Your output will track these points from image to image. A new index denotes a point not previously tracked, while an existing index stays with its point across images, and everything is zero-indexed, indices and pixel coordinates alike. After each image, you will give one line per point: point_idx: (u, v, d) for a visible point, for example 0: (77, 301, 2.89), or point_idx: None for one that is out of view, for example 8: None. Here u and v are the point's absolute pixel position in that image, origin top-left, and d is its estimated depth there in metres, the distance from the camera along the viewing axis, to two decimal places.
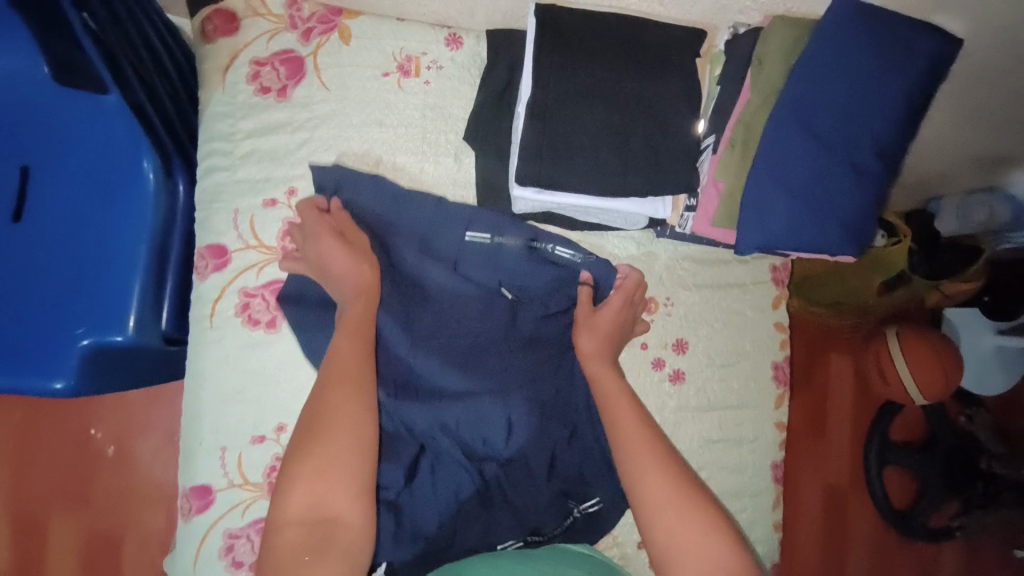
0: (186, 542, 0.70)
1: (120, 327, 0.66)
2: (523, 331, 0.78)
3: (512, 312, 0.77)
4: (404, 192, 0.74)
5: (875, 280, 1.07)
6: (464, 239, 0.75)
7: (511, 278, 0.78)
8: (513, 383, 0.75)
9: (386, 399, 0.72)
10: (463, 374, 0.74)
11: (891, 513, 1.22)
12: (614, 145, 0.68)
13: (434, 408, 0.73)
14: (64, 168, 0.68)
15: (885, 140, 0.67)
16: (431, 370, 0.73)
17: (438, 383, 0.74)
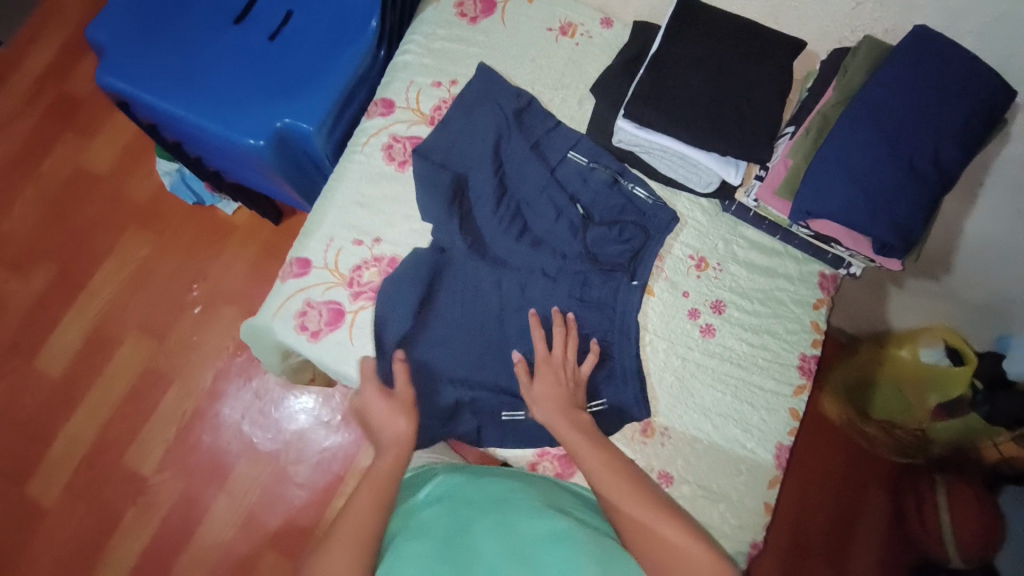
0: (276, 297, 0.86)
1: (309, 121, 0.90)
2: (587, 239, 0.90)
3: (583, 223, 0.90)
4: (533, 107, 0.94)
5: (930, 398, 1.35)
6: (566, 155, 0.93)
7: (591, 197, 0.92)
8: (565, 274, 0.88)
9: (462, 248, 0.86)
10: (530, 252, 0.88)
11: None
12: (709, 106, 0.85)
13: (498, 268, 0.87)
14: (314, 18, 0.96)
15: (943, 153, 0.78)
16: (506, 239, 0.88)
17: (508, 251, 0.88)
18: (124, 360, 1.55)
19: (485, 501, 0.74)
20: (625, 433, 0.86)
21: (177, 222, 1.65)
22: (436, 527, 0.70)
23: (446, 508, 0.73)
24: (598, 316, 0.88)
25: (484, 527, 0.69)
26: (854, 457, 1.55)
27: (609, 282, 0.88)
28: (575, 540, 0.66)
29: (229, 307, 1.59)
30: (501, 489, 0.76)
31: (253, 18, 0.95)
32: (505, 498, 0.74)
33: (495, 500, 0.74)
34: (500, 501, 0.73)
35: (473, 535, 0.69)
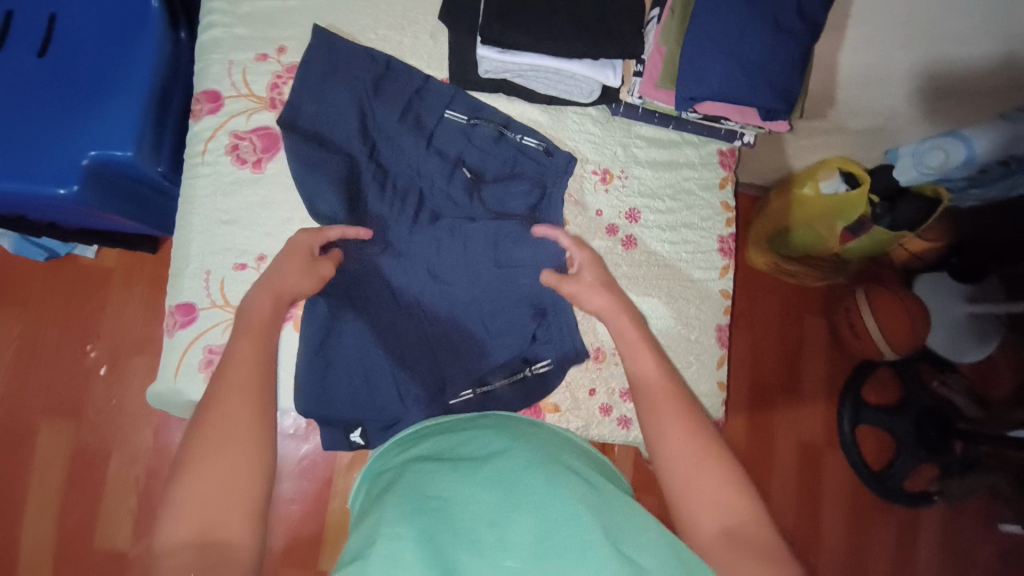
0: (170, 355, 0.77)
1: (122, 145, 0.75)
2: (489, 200, 0.84)
3: (479, 186, 0.84)
4: (392, 68, 0.83)
5: (837, 225, 1.37)
6: (443, 116, 0.83)
7: (477, 157, 0.85)
8: (478, 239, 0.83)
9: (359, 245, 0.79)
10: (433, 223, 0.83)
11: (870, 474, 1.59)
12: (567, 7, 0.78)
13: (405, 249, 0.82)
14: (80, 15, 0.79)
15: (806, 0, 0.76)
16: (404, 219, 0.82)
17: (404, 240, 0.81)
18: (48, 448, 1.40)
19: (476, 451, 0.60)
20: (606, 360, 0.87)
21: (41, 286, 1.44)
22: (413, 488, 0.55)
23: (434, 467, 0.58)
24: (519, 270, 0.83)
25: (472, 484, 0.54)
26: (787, 298, 1.70)
27: (528, 234, 0.83)
28: (582, 512, 0.51)
29: (139, 357, 1.45)
30: (500, 441, 0.60)
31: (12, 37, 0.77)
32: (497, 447, 0.59)
33: (485, 450, 0.59)
34: (492, 454, 0.59)
35: (456, 496, 0.54)
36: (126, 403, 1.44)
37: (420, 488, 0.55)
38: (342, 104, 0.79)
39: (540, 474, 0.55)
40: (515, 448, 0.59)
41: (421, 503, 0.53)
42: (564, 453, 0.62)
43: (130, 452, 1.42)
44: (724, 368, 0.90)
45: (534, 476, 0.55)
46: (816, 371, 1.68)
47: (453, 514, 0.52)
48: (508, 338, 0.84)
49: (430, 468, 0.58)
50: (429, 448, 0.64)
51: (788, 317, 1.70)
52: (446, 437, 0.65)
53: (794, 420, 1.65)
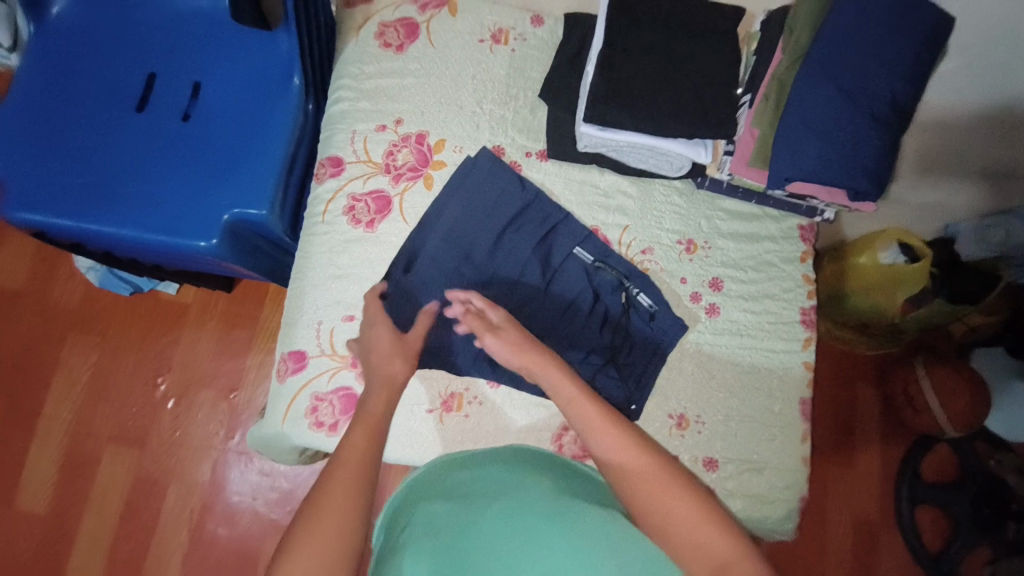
0: (279, 400, 0.81)
1: (258, 205, 0.82)
2: (594, 284, 0.88)
3: (587, 271, 0.88)
4: (505, 171, 0.89)
5: (898, 297, 1.38)
6: (554, 206, 0.89)
7: (585, 243, 0.89)
8: (575, 316, 0.87)
9: (444, 327, 0.84)
10: (545, 299, 0.87)
11: (926, 556, 1.52)
12: (668, 93, 0.84)
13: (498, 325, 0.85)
14: (224, 85, 0.87)
15: (899, 94, 0.80)
16: (504, 296, 0.86)
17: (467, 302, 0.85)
18: (109, 475, 1.44)
19: (494, 491, 0.64)
20: (691, 429, 0.87)
21: (122, 318, 1.51)
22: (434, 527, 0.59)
23: (453, 508, 0.61)
24: (595, 340, 0.87)
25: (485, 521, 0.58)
26: (841, 364, 1.68)
27: (631, 310, 0.88)
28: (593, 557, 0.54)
29: (205, 392, 1.49)
30: (524, 489, 0.64)
31: (157, 103, 0.85)
32: (519, 489, 0.63)
33: (508, 489, 0.63)
34: (510, 493, 0.62)
35: (473, 532, 0.57)
36: (187, 436, 1.48)
37: (436, 528, 0.59)
38: (464, 186, 0.87)
39: (564, 518, 0.59)
40: (537, 491, 0.64)
41: (438, 541, 0.56)
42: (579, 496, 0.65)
43: (186, 486, 1.45)
44: (808, 443, 0.90)
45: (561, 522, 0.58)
46: (871, 441, 1.63)
47: (469, 550, 0.55)
48: None
49: (444, 509, 0.61)
50: (453, 484, 0.67)
51: (841, 384, 1.67)
52: (454, 478, 0.68)
53: (850, 495, 1.60)
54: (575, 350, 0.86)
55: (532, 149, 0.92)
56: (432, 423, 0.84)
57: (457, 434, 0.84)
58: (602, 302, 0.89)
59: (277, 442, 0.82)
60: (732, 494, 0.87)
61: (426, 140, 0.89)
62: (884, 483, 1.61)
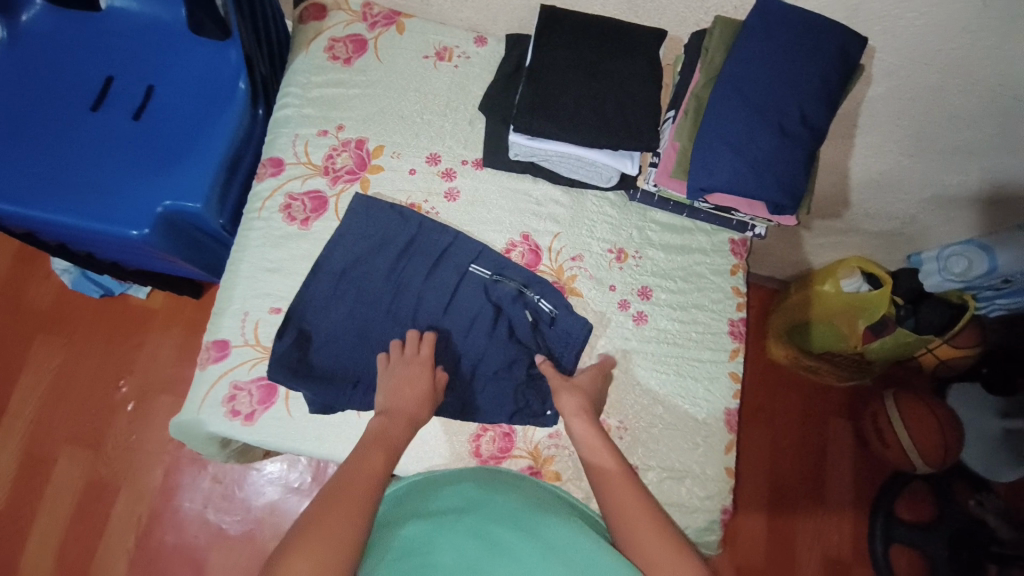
0: (199, 386, 0.82)
1: (194, 198, 0.86)
2: (492, 300, 0.89)
3: (486, 287, 0.89)
4: (403, 210, 0.91)
5: (859, 323, 1.36)
6: (453, 231, 0.91)
7: (483, 259, 0.90)
8: (478, 329, 0.88)
9: (353, 330, 0.85)
10: (445, 316, 0.87)
11: None
12: (591, 106, 0.88)
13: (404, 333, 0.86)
14: (176, 88, 0.93)
15: (808, 110, 0.83)
16: (408, 313, 0.87)
17: (376, 316, 0.86)
18: (62, 477, 1.43)
19: (461, 506, 0.67)
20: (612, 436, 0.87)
21: (89, 321, 1.54)
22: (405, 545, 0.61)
23: (422, 524, 0.64)
24: (506, 346, 0.88)
25: (446, 536, 0.62)
26: (810, 397, 1.65)
27: (540, 320, 0.89)
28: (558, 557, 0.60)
29: (165, 396, 1.50)
30: (486, 497, 0.69)
31: (110, 102, 0.91)
32: (482, 503, 0.68)
33: (470, 504, 0.67)
34: (475, 506, 0.67)
35: (438, 546, 0.60)
36: (143, 440, 1.48)
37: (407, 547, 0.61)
38: (374, 206, 0.90)
39: (528, 524, 0.65)
40: (502, 502, 0.68)
41: (406, 554, 0.60)
42: (539, 500, 0.72)
43: (136, 489, 1.44)
44: (732, 453, 0.89)
45: (519, 528, 0.64)
46: (842, 478, 1.58)
47: (434, 562, 0.59)
48: (497, 391, 0.86)
49: (412, 528, 0.64)
50: (420, 501, 0.70)
51: (810, 418, 1.63)
52: (423, 496, 0.71)
53: (819, 530, 1.54)
54: (485, 357, 0.87)
55: (468, 158, 0.96)
56: (351, 417, 0.84)
57: None
58: None
59: (194, 432, 0.82)
60: None
61: (365, 145, 0.94)
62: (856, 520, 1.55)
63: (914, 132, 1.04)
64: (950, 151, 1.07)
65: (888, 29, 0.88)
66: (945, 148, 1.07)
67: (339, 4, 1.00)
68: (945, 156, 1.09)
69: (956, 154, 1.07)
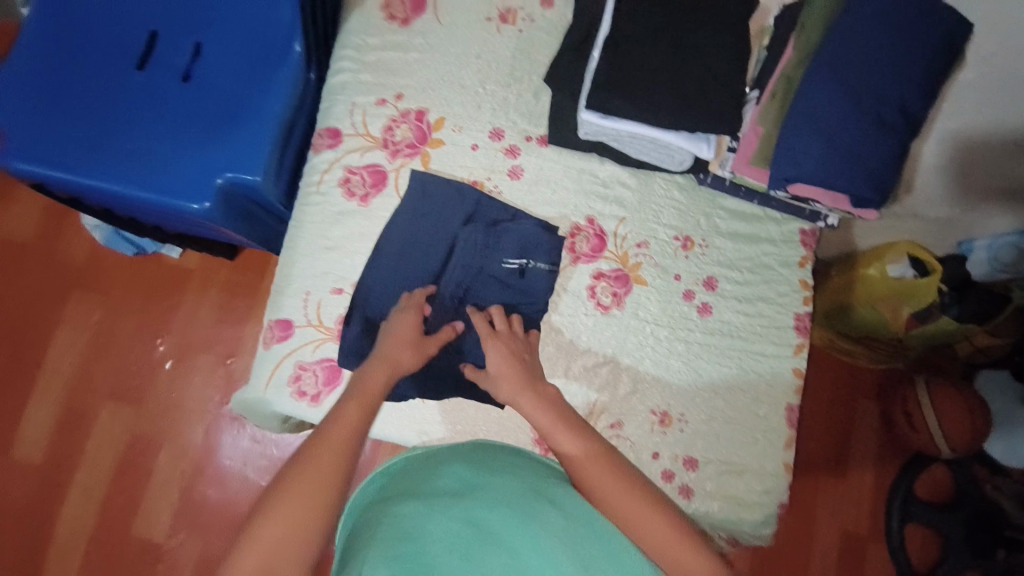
0: (263, 365, 0.81)
1: (252, 170, 0.82)
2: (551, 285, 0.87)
3: (545, 270, 0.87)
4: (465, 189, 0.87)
5: (903, 309, 1.34)
6: (514, 211, 0.88)
7: (546, 244, 0.87)
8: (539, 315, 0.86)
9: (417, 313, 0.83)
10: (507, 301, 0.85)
11: None
12: (671, 84, 0.82)
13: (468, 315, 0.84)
14: (225, 48, 0.87)
15: (908, 98, 0.77)
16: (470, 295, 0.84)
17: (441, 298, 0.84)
18: (104, 432, 1.47)
19: (457, 487, 0.62)
20: (674, 429, 0.86)
21: (124, 280, 1.53)
22: (391, 530, 0.55)
23: (412, 506, 0.58)
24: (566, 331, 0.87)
25: (444, 518, 0.56)
26: (842, 379, 1.64)
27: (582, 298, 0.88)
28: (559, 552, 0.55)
29: (202, 356, 1.51)
30: (481, 476, 0.64)
31: (159, 62, 0.85)
32: (481, 484, 0.62)
33: (468, 487, 0.61)
34: (471, 487, 0.61)
35: (428, 531, 0.54)
36: (182, 398, 1.50)
37: (394, 531, 0.55)
38: (437, 185, 0.86)
39: (527, 509, 0.59)
40: (499, 483, 0.63)
41: (393, 540, 0.53)
42: (536, 478, 0.66)
43: (179, 445, 1.47)
44: (792, 449, 0.89)
45: (519, 511, 0.59)
46: (866, 458, 1.59)
47: (426, 553, 0.52)
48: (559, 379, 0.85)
49: (406, 508, 0.58)
50: (414, 481, 0.64)
51: (840, 399, 1.62)
52: (418, 475, 0.65)
53: (839, 504, 1.56)
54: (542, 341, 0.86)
55: (533, 134, 0.91)
56: (416, 403, 0.85)
57: (438, 414, 0.85)
58: (592, 289, 0.88)
59: (259, 409, 0.82)
60: (708, 494, 0.86)
61: (426, 117, 0.89)
62: (874, 497, 1.56)
63: (1001, 118, 0.98)
64: None
65: None
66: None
67: None
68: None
69: None
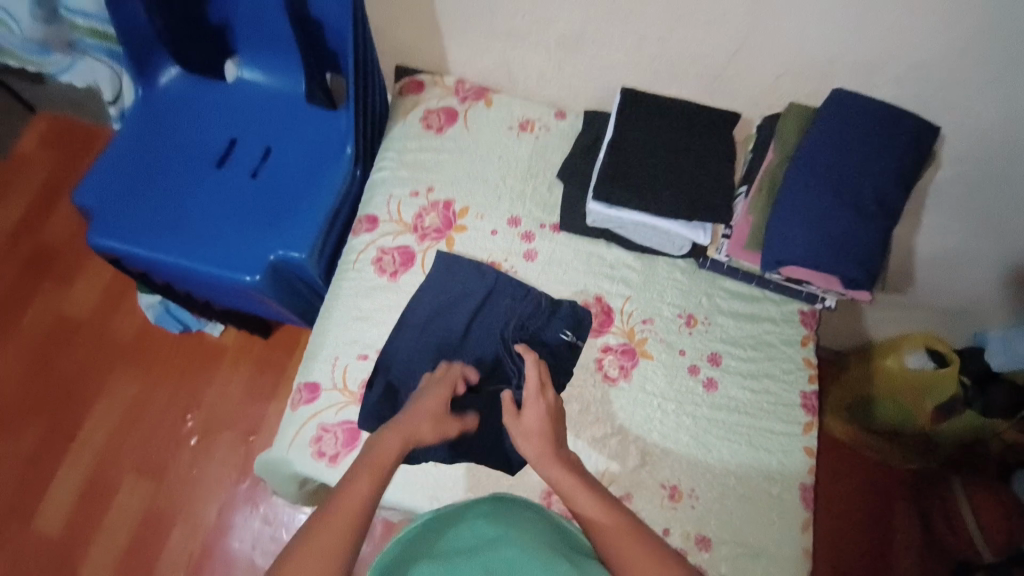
0: (289, 426, 0.87)
1: (300, 250, 0.94)
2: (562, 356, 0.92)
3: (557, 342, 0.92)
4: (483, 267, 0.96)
5: (927, 403, 1.32)
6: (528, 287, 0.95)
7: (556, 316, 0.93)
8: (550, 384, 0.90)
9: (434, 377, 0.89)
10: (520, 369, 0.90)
11: None
12: (668, 180, 0.94)
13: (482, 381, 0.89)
14: (289, 151, 1.03)
15: (884, 191, 0.86)
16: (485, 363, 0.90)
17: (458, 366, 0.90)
18: (122, 506, 1.49)
19: (473, 544, 0.60)
20: (686, 505, 0.86)
21: (164, 354, 1.64)
22: None
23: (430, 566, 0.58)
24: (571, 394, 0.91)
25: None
26: (870, 476, 1.55)
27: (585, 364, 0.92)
28: None
29: (226, 432, 1.56)
30: (499, 530, 0.62)
31: (233, 162, 1.01)
32: (498, 539, 0.60)
33: (485, 543, 0.60)
34: (488, 542, 0.60)
35: None
36: (202, 473, 1.52)
37: None
38: (460, 263, 0.95)
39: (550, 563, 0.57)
40: (518, 539, 0.60)
41: None
42: (557, 535, 0.63)
43: (193, 522, 1.48)
44: (810, 533, 0.87)
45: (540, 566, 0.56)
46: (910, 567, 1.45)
47: None
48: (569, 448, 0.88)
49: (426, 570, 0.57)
50: (434, 537, 0.63)
51: (873, 498, 1.53)
52: (438, 533, 0.63)
53: None
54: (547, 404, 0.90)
55: (547, 221, 1.02)
56: (429, 468, 0.88)
57: (450, 480, 0.87)
58: (600, 362, 0.93)
59: (280, 471, 0.86)
60: None
61: (452, 207, 1.01)
62: None
63: (984, 213, 1.05)
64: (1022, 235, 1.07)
65: (959, 118, 0.91)
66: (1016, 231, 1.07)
67: (434, 81, 1.11)
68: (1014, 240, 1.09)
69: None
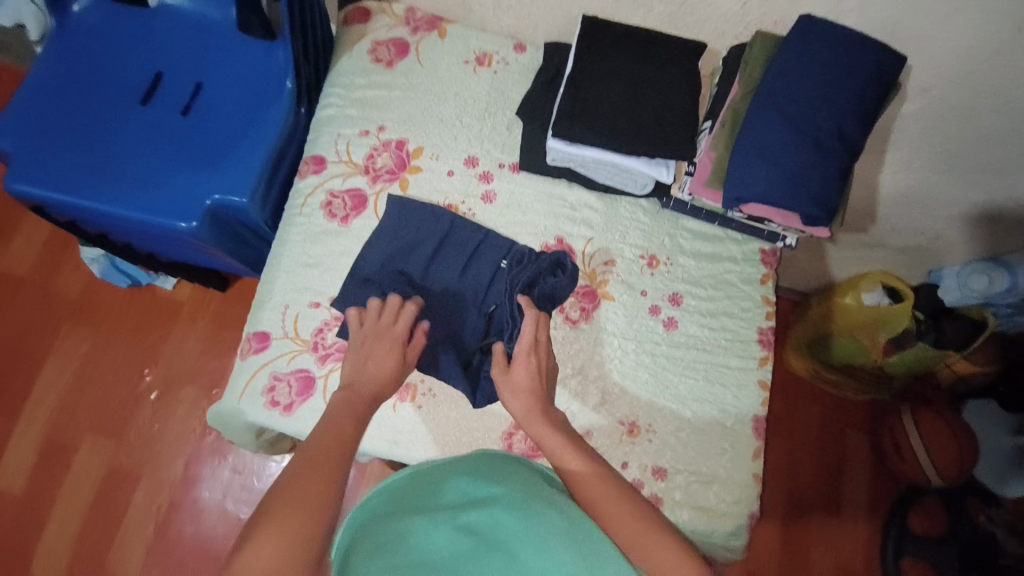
0: (240, 375, 0.84)
1: (240, 193, 0.88)
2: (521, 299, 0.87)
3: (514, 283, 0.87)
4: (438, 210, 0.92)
5: (880, 337, 1.33)
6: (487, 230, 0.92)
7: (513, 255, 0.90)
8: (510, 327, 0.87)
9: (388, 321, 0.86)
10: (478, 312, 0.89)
11: None
12: (629, 115, 0.90)
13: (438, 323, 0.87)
14: (223, 87, 0.95)
15: (844, 125, 0.84)
16: (441, 307, 0.88)
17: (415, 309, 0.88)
18: (83, 465, 1.45)
19: (464, 500, 0.58)
20: (642, 439, 0.88)
21: (115, 312, 1.56)
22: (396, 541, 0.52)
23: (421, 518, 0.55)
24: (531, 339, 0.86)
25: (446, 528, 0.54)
26: (827, 411, 1.62)
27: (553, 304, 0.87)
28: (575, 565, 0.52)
29: (188, 388, 1.52)
30: (491, 488, 0.60)
31: (161, 98, 0.93)
32: (490, 496, 0.58)
33: (477, 499, 0.58)
34: (480, 499, 0.58)
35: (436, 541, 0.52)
36: (165, 430, 1.49)
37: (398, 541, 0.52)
38: (414, 206, 0.91)
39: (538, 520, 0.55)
40: (509, 495, 0.59)
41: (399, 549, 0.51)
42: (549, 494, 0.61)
43: (158, 477, 1.46)
44: (760, 461, 0.90)
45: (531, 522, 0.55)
46: (857, 491, 1.54)
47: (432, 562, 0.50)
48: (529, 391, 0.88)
49: (418, 518, 0.55)
50: (422, 492, 0.60)
51: (829, 432, 1.59)
52: (426, 488, 0.61)
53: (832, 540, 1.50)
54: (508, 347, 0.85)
55: (506, 161, 0.98)
56: (385, 413, 0.87)
57: (407, 424, 0.86)
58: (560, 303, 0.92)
59: (233, 419, 0.84)
60: (678, 504, 0.86)
61: (405, 146, 0.96)
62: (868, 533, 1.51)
63: (943, 148, 1.05)
64: (980, 169, 1.07)
65: (923, 49, 0.89)
66: (973, 167, 1.07)
67: (383, 8, 1.03)
68: (973, 174, 1.09)
69: (983, 172, 1.08)
